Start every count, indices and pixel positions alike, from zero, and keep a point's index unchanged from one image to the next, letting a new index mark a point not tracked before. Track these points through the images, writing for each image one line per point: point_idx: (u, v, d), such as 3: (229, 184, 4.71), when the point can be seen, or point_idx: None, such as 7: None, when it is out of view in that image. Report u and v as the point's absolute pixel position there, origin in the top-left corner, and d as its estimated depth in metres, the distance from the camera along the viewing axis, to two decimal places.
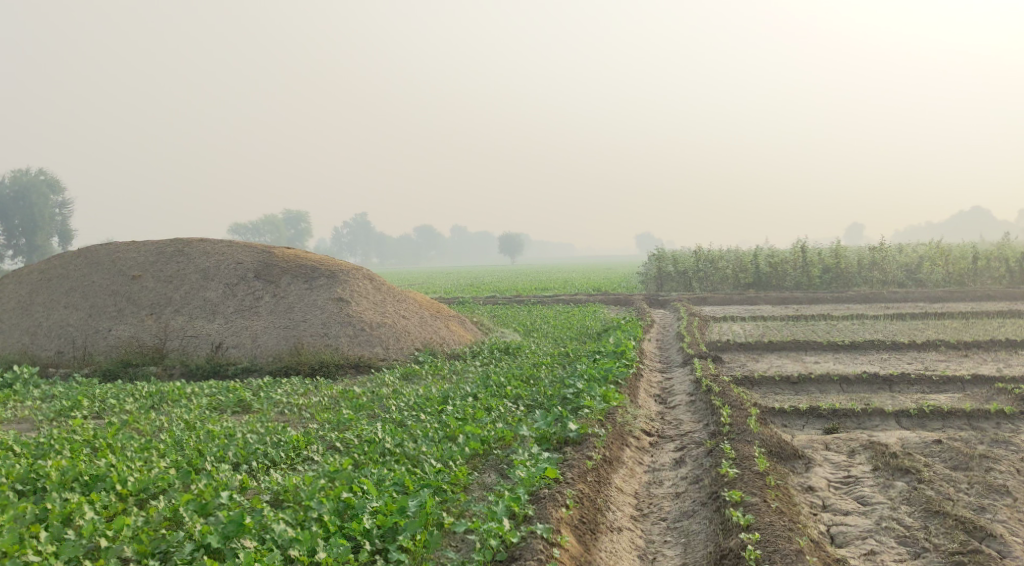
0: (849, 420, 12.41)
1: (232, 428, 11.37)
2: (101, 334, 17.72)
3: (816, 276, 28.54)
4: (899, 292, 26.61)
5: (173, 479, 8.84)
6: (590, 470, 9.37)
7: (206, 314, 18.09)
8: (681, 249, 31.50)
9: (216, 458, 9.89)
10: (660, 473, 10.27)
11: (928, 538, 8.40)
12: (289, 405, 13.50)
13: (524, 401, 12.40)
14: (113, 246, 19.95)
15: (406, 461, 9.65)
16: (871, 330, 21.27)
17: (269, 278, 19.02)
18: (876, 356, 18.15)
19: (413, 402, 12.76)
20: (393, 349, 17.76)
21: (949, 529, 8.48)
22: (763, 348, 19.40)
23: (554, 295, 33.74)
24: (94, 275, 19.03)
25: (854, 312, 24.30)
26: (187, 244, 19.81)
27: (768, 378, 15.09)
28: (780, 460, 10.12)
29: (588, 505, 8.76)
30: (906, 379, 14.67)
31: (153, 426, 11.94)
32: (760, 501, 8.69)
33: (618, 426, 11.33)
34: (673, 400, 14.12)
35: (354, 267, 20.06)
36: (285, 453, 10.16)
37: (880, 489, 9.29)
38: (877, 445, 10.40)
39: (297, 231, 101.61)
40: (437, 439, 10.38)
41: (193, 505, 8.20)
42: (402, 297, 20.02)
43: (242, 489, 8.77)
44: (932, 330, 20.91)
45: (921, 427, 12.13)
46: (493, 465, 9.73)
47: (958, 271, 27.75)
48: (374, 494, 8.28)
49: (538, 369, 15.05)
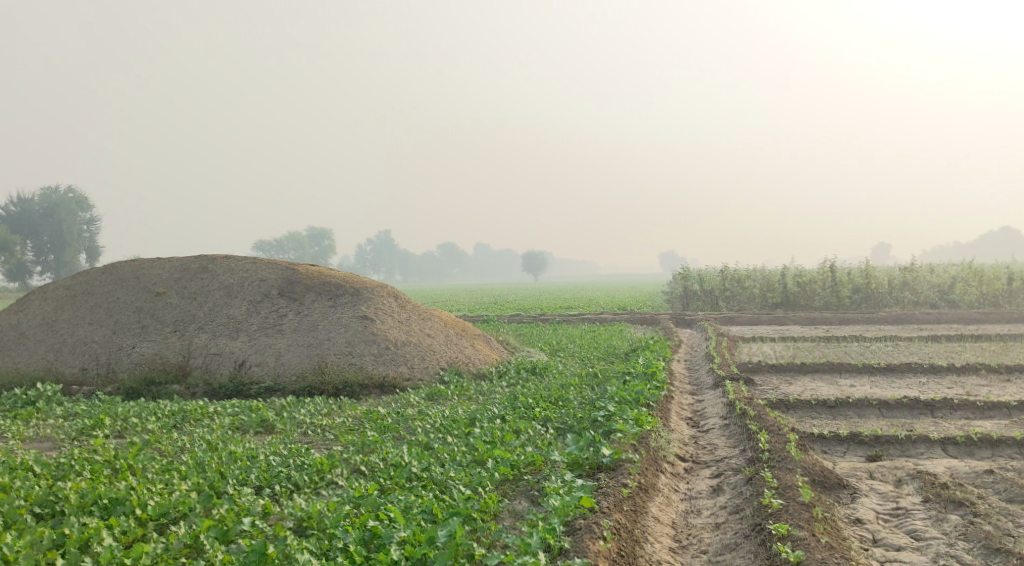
0: (893, 447, 11.93)
1: (254, 449, 11.09)
2: (124, 351, 17.55)
3: (846, 296, 27.99)
4: (932, 313, 26.00)
5: (193, 503, 8.53)
6: (626, 498, 8.97)
7: (230, 331, 17.87)
8: (708, 269, 31.05)
9: (238, 481, 9.60)
10: (697, 502, 9.84)
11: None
12: (312, 426, 13.22)
13: (554, 424, 12.02)
14: (137, 262, 19.81)
15: (433, 487, 9.32)
16: (906, 353, 20.70)
17: (293, 295, 18.81)
18: (914, 379, 17.61)
19: (439, 424, 12.42)
20: (419, 368, 17.44)
21: None
22: (796, 370, 18.89)
23: (578, 314, 33.28)
24: (119, 292, 18.89)
25: (886, 334, 23.73)
26: (212, 261, 19.61)
27: (804, 402, 14.62)
28: (824, 489, 9.66)
29: (626, 537, 8.36)
30: (949, 405, 14.17)
31: (174, 447, 11.68)
32: (809, 536, 8.26)
33: (652, 451, 10.92)
34: (706, 424, 13.68)
35: (379, 284, 19.79)
36: (309, 476, 9.83)
37: (934, 523, 8.83)
38: (926, 475, 9.93)
39: (321, 249, 101.71)
40: (465, 464, 10.02)
41: (214, 531, 7.90)
42: (428, 316, 19.71)
43: (265, 514, 8.45)
44: (969, 353, 20.31)
45: (969, 456, 11.64)
46: (524, 492, 9.34)
47: (993, 292, 27.10)
48: (401, 523, 7.93)
49: (567, 390, 14.66)
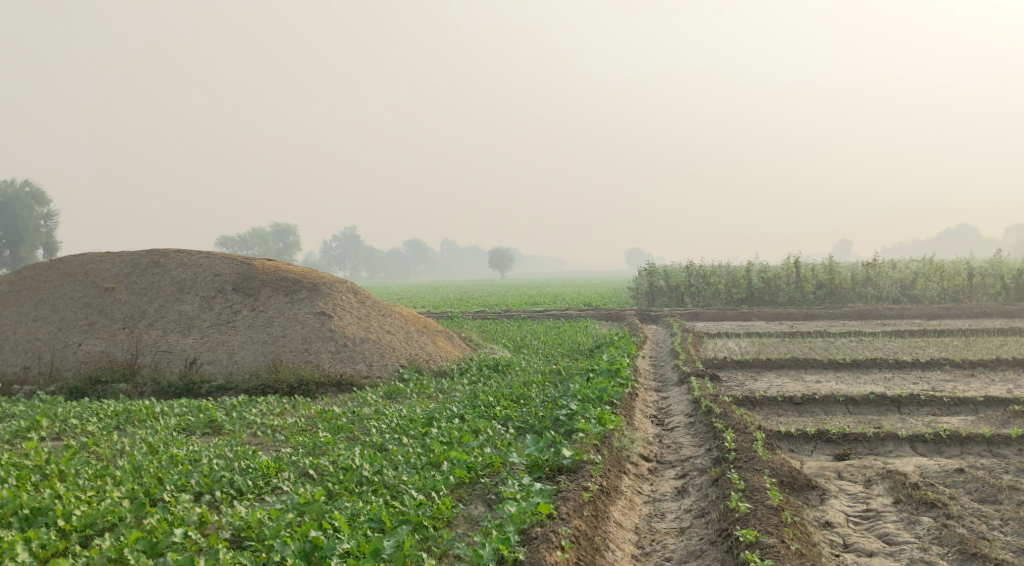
0: (860, 445, 11.63)
1: (197, 452, 10.53)
2: (69, 349, 16.83)
3: (810, 292, 27.86)
4: (895, 308, 25.91)
5: (123, 512, 8.01)
6: (587, 503, 8.53)
7: (181, 328, 17.22)
8: (673, 265, 30.77)
9: (176, 487, 9.04)
10: (661, 504, 9.44)
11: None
12: (262, 426, 12.65)
13: (514, 424, 11.56)
14: (87, 257, 19.08)
15: (385, 492, 8.82)
16: (870, 348, 20.50)
17: (248, 291, 18.16)
18: (880, 375, 17.39)
19: (395, 423, 11.93)
20: (377, 366, 16.90)
21: None
22: (761, 367, 18.59)
23: (543, 310, 32.81)
24: (66, 287, 18.15)
25: (850, 329, 23.56)
26: (164, 255, 18.90)
27: (770, 399, 14.30)
28: (792, 491, 9.30)
29: (586, 546, 7.92)
30: (916, 401, 13.92)
31: (113, 450, 11.08)
32: (778, 543, 7.87)
33: (615, 451, 10.50)
34: (671, 422, 13.31)
35: (337, 279, 19.21)
36: (253, 481, 9.30)
37: (906, 525, 8.50)
38: (896, 474, 9.60)
39: (285, 245, 100.32)
40: (420, 467, 9.52)
41: (142, 544, 7.37)
42: (388, 312, 19.17)
43: (201, 524, 7.94)
44: (934, 348, 20.15)
45: (938, 454, 11.36)
46: (481, 496, 8.88)
47: (954, 288, 27.08)
48: (345, 532, 7.45)
49: (529, 387, 14.22)
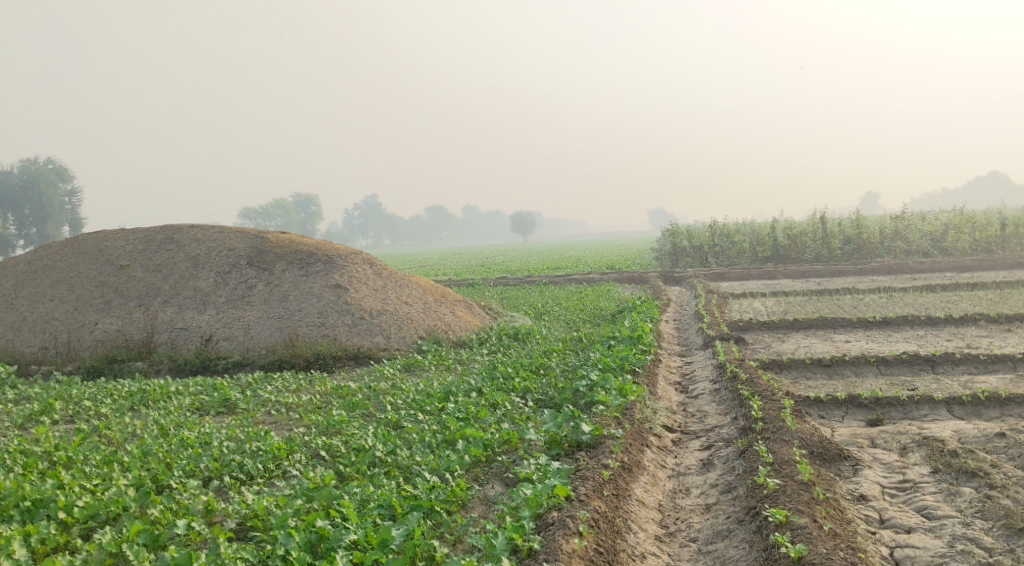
0: (894, 409, 11.17)
1: (207, 433, 10.22)
2: (86, 329, 16.61)
3: (837, 248, 27.22)
4: (925, 262, 25.20)
5: (127, 502, 7.82)
6: (607, 481, 8.20)
7: (196, 305, 16.95)
8: (697, 224, 30.17)
9: (184, 472, 8.79)
10: (686, 479, 9.06)
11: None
12: (277, 405, 12.35)
13: (533, 396, 11.19)
14: (101, 234, 18.81)
15: (398, 473, 8.51)
16: (901, 304, 19.90)
17: (262, 265, 17.82)
18: (912, 332, 16.85)
19: (412, 398, 11.60)
20: (395, 338, 16.57)
21: None
22: (788, 327, 18.11)
23: (566, 275, 32.40)
24: (81, 266, 17.91)
25: (879, 285, 22.92)
26: (178, 231, 18.60)
27: (798, 361, 13.84)
28: (823, 462, 8.88)
29: (605, 529, 7.58)
30: (951, 360, 13.40)
31: (125, 434, 10.82)
32: (810, 524, 7.47)
33: (637, 423, 10.10)
34: (695, 388, 12.89)
35: (353, 250, 18.85)
36: (264, 465, 9.02)
37: (945, 498, 8.07)
38: (934, 442, 9.13)
39: (307, 215, 100.31)
40: (434, 446, 9.18)
41: (143, 537, 7.28)
42: (405, 283, 18.81)
43: (207, 512, 7.77)
44: (967, 303, 19.51)
45: (975, 417, 10.88)
46: (497, 475, 8.55)
47: (986, 239, 26.15)
48: (353, 522, 7.25)
49: (549, 357, 13.84)
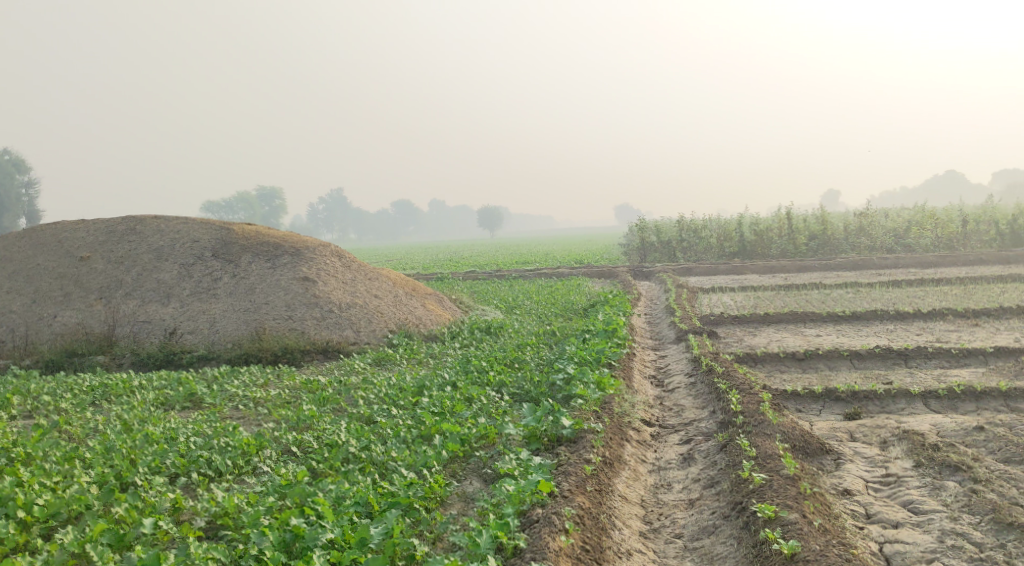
0: (871, 403, 11.11)
1: (172, 429, 9.88)
2: (44, 322, 16.12)
3: (803, 244, 27.32)
4: (890, 258, 25.33)
5: (91, 500, 7.52)
6: (590, 477, 8.02)
7: (160, 297, 16.51)
8: (664, 220, 30.14)
9: (149, 469, 8.46)
10: (667, 473, 8.91)
11: (1005, 561, 7.09)
12: (244, 399, 12.02)
13: (509, 390, 10.98)
14: (60, 225, 18.27)
15: (373, 469, 8.27)
16: (868, 299, 19.98)
17: (228, 257, 17.41)
18: (881, 327, 16.88)
19: (385, 392, 11.33)
20: (365, 332, 16.26)
21: None
22: (759, 321, 18.08)
23: (535, 269, 32.25)
24: (39, 257, 17.38)
25: (847, 280, 23.00)
26: (140, 222, 18.11)
27: (773, 355, 13.78)
28: (805, 457, 8.77)
29: (591, 526, 7.40)
30: (923, 354, 13.39)
31: (86, 429, 10.44)
32: (800, 520, 7.35)
33: (616, 417, 9.93)
34: (671, 382, 12.76)
35: (321, 242, 18.49)
36: (233, 461, 8.72)
37: (930, 492, 7.99)
38: (914, 435, 9.05)
39: (271, 208, 99.16)
40: (410, 441, 8.93)
41: (108, 537, 6.99)
42: (375, 275, 18.50)
43: (176, 510, 7.49)
44: (933, 297, 19.62)
45: (952, 410, 10.84)
46: (476, 471, 8.34)
47: (947, 235, 26.13)
48: (329, 520, 7.00)
49: (523, 351, 13.64)
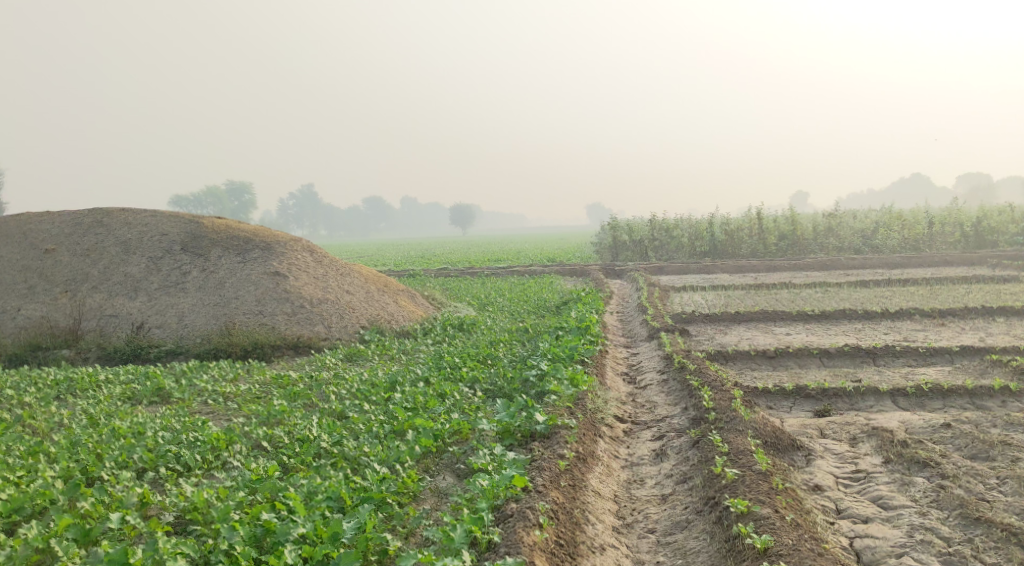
0: (840, 400, 11.20)
1: (140, 423, 9.74)
2: (8, 315, 15.85)
3: (772, 244, 27.52)
4: (858, 258, 25.58)
5: (56, 495, 7.40)
6: (563, 472, 8.02)
7: (128, 291, 16.30)
8: (636, 219, 30.25)
9: (116, 464, 8.34)
10: (640, 469, 8.92)
11: (973, 555, 7.18)
12: (213, 394, 11.89)
13: (481, 386, 10.95)
14: (25, 216, 17.97)
15: (345, 464, 8.20)
16: (837, 299, 20.16)
17: (197, 251, 17.22)
18: (849, 326, 17.04)
19: (357, 388, 11.25)
20: (337, 327, 16.14)
21: (997, 543, 7.28)
22: (729, 319, 18.18)
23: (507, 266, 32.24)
24: (3, 249, 17.08)
25: (816, 280, 23.20)
26: (107, 215, 17.85)
27: (744, 353, 13.86)
28: (776, 453, 8.82)
29: (565, 521, 7.41)
30: (892, 352, 13.52)
31: (51, 423, 10.27)
32: (773, 515, 7.39)
33: (589, 413, 9.94)
34: (643, 379, 12.79)
35: (292, 237, 18.33)
36: (202, 456, 8.62)
37: (899, 487, 8.08)
38: (883, 432, 9.13)
39: (241, 204, 98.28)
40: (382, 436, 8.87)
41: (73, 532, 6.89)
42: (347, 271, 18.38)
43: (144, 505, 7.39)
44: (900, 298, 19.83)
45: (919, 408, 10.95)
46: (449, 466, 8.32)
47: (913, 237, 26.42)
48: (301, 514, 6.94)
49: (496, 347, 13.61)
